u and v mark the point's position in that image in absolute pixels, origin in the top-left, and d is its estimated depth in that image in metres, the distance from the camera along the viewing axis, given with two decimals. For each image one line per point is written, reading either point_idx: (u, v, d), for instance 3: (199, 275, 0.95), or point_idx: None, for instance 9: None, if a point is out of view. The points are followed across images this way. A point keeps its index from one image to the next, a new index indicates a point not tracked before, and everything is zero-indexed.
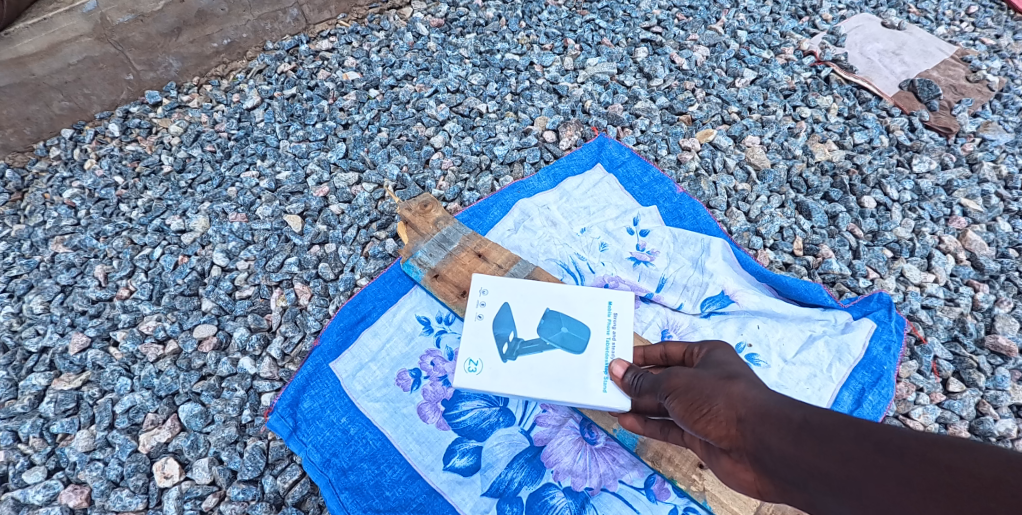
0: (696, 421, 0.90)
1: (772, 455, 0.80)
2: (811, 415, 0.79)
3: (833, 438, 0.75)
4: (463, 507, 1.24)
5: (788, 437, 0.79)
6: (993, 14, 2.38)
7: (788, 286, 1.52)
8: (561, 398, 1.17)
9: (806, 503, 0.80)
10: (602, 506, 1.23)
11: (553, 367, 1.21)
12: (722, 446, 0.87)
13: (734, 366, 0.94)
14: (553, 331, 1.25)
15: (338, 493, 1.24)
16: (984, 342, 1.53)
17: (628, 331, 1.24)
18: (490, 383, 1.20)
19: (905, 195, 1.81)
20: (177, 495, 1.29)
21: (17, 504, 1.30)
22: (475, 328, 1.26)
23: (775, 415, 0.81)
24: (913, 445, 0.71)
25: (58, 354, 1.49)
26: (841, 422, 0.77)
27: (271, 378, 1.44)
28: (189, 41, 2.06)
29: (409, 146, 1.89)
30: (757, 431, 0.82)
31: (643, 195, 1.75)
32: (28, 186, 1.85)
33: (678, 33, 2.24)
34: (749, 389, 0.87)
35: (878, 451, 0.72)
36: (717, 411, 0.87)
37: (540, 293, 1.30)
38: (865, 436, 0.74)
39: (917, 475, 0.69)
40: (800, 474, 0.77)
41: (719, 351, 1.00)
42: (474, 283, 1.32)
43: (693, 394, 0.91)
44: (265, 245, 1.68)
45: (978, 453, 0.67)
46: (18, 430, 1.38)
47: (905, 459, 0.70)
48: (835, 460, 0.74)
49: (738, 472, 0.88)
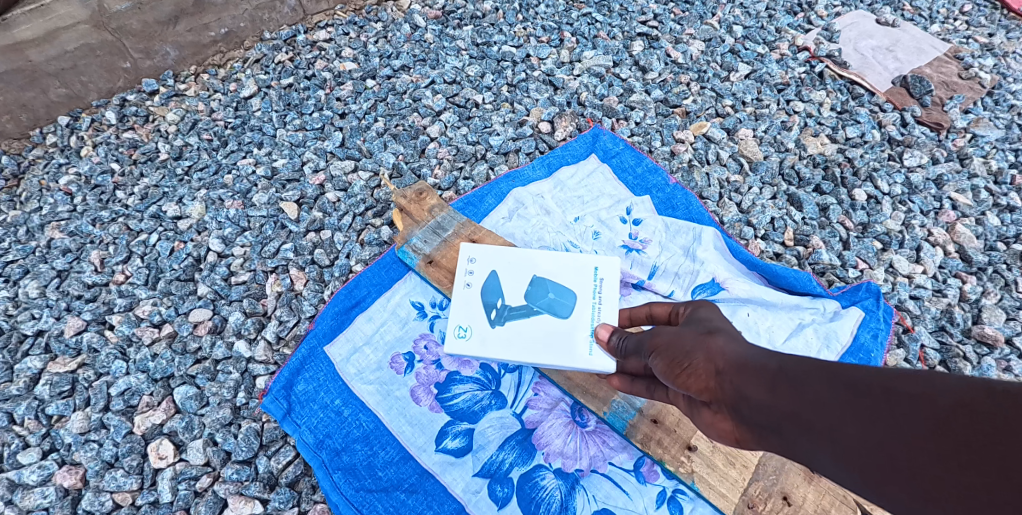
0: (677, 377, 0.92)
1: (749, 402, 0.81)
2: (785, 362, 0.81)
3: (805, 381, 0.77)
4: (454, 488, 1.25)
5: (762, 384, 0.80)
6: (986, 13, 2.40)
7: (778, 274, 1.54)
8: (548, 361, 1.21)
9: (783, 449, 0.81)
10: (592, 487, 1.25)
11: (540, 333, 1.23)
12: (703, 399, 0.89)
13: (717, 322, 0.95)
14: (539, 297, 1.27)
15: (331, 474, 1.25)
16: (971, 333, 1.56)
17: (613, 297, 1.27)
18: (479, 349, 1.22)
19: (896, 188, 1.82)
20: (172, 475, 1.30)
21: (11, 485, 1.30)
22: (464, 296, 1.28)
23: (751, 365, 0.83)
24: (878, 380, 0.72)
25: (53, 337, 1.49)
26: (813, 367, 0.78)
27: (266, 361, 1.45)
28: (186, 30, 2.06)
29: (405, 136, 1.90)
30: (734, 382, 0.84)
31: (637, 186, 1.76)
32: (24, 172, 1.85)
33: (674, 28, 2.26)
34: (728, 344, 0.88)
35: (846, 388, 0.74)
36: (697, 366, 0.89)
37: (526, 261, 1.33)
38: (834, 375, 0.76)
39: (882, 406, 0.70)
40: (775, 419, 0.79)
41: (703, 308, 1.00)
42: (462, 252, 1.35)
43: (674, 350, 0.93)
44: (260, 232, 1.69)
45: (940, 380, 0.68)
46: (13, 412, 1.39)
47: (872, 393, 0.71)
48: (805, 400, 0.76)
49: (719, 424, 0.90)
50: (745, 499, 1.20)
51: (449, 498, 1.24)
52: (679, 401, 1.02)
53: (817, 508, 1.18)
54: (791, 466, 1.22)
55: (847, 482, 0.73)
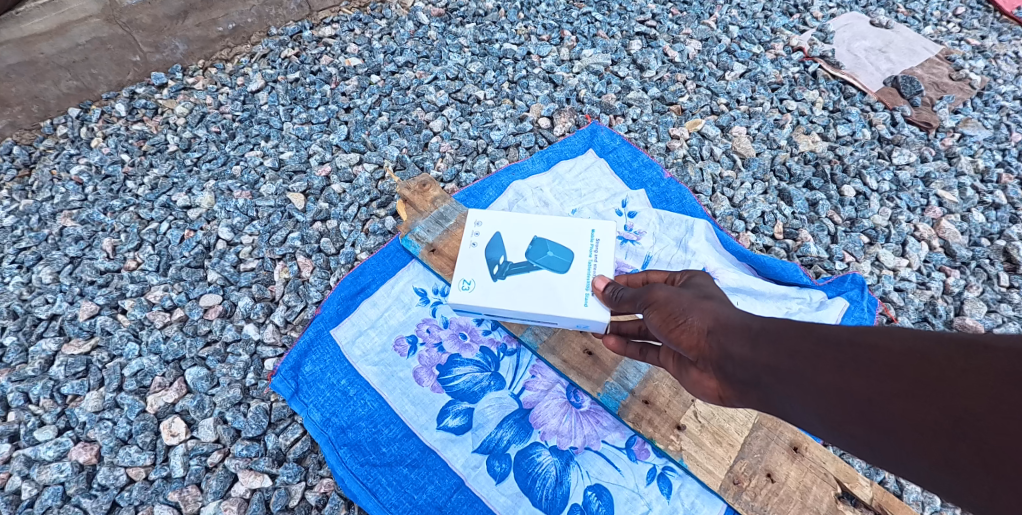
0: (671, 331, 1.00)
1: (732, 359, 0.91)
2: (767, 322, 0.90)
3: (782, 338, 0.87)
4: (454, 463, 1.31)
5: (746, 342, 0.89)
6: (979, 17, 2.46)
7: (765, 265, 1.61)
8: (545, 311, 1.27)
9: (762, 401, 0.90)
10: (585, 463, 1.31)
11: (539, 287, 1.30)
12: (691, 356, 0.98)
13: (711, 289, 1.05)
14: (539, 255, 1.33)
15: (337, 449, 1.31)
16: (952, 323, 1.63)
17: (609, 255, 1.32)
18: (481, 299, 1.30)
19: (883, 185, 1.88)
20: (184, 451, 1.36)
21: (28, 461, 1.35)
22: (469, 254, 1.35)
23: (737, 326, 0.92)
24: (846, 335, 0.82)
25: (67, 320, 1.55)
26: (792, 328, 0.87)
27: (274, 343, 1.51)
28: (194, 25, 2.11)
29: (408, 130, 1.96)
30: (721, 341, 0.93)
31: (632, 179, 1.82)
32: (35, 162, 1.90)
33: (671, 28, 2.31)
34: (720, 307, 0.98)
35: (818, 343, 0.83)
36: (690, 324, 0.98)
37: (528, 224, 1.39)
38: (809, 333, 0.85)
39: (848, 358, 0.79)
40: (755, 372, 0.88)
41: (698, 276, 1.10)
42: (470, 216, 1.42)
43: (671, 307, 1.01)
44: (268, 221, 1.74)
45: (900, 334, 0.77)
46: (29, 391, 1.44)
47: (840, 346, 0.81)
48: (783, 354, 0.85)
49: (704, 381, 1.00)
50: (731, 476, 1.26)
51: (450, 473, 1.30)
52: (669, 361, 1.12)
53: (799, 485, 1.25)
54: (775, 445, 1.28)
55: (814, 424, 0.82)
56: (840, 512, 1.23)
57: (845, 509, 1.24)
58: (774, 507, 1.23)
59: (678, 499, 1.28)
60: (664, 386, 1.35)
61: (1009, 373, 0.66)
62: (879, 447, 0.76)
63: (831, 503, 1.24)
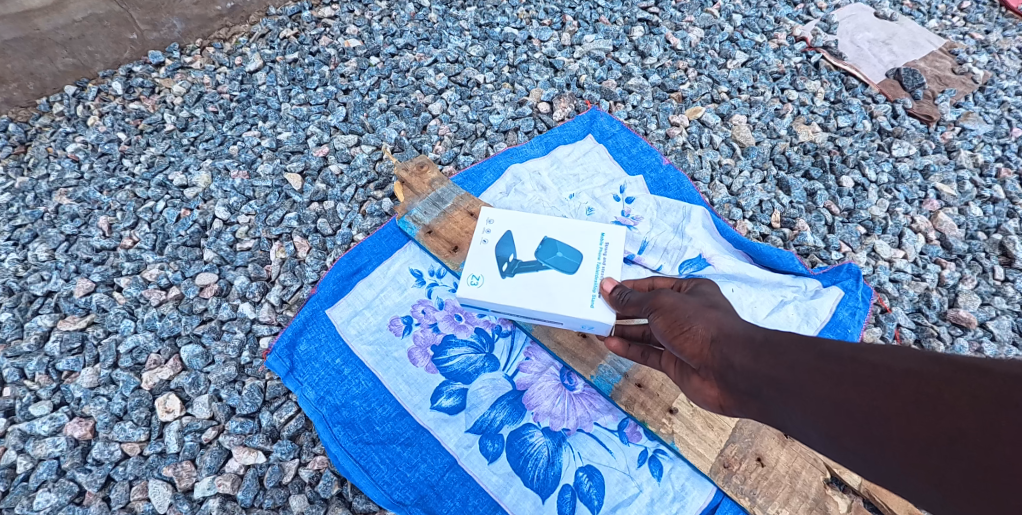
0: (674, 338, 1.00)
1: (734, 369, 0.90)
2: (770, 334, 0.90)
3: (785, 350, 0.86)
4: (448, 443, 1.33)
5: (748, 353, 0.89)
6: (985, 10, 2.43)
7: (763, 254, 1.62)
8: (552, 310, 1.27)
9: (761, 411, 0.89)
10: (577, 444, 1.33)
11: (546, 286, 1.30)
12: (694, 364, 0.98)
13: (717, 298, 1.05)
14: (548, 255, 1.33)
15: (331, 427, 1.32)
16: (946, 315, 1.63)
17: (617, 256, 1.32)
18: (489, 295, 1.30)
19: (882, 176, 1.88)
20: (179, 427, 1.36)
21: (22, 435, 1.35)
22: (480, 251, 1.35)
23: (741, 336, 0.92)
24: (846, 350, 0.80)
25: (63, 297, 1.54)
26: (795, 341, 0.86)
27: (269, 322, 1.51)
28: (193, 3, 2.09)
29: (407, 113, 1.95)
30: (723, 351, 0.92)
31: (631, 165, 1.83)
32: (31, 140, 1.88)
33: (674, 15, 2.29)
34: (725, 317, 0.97)
35: (820, 358, 0.82)
36: (695, 331, 0.97)
37: (539, 222, 1.38)
38: (810, 347, 0.84)
39: (849, 372, 0.78)
40: (756, 383, 0.87)
41: (705, 284, 1.10)
42: (481, 213, 1.41)
43: (676, 313, 1.01)
44: (265, 201, 1.74)
45: (900, 352, 0.76)
46: (24, 367, 1.43)
47: (841, 362, 0.79)
48: (785, 367, 0.84)
49: (705, 390, 1.00)
50: (721, 459, 1.28)
51: (442, 452, 1.32)
52: (671, 367, 1.12)
53: (788, 470, 1.27)
54: (766, 430, 1.30)
55: (813, 438, 0.81)
56: (828, 496, 1.26)
57: (833, 493, 1.26)
58: (763, 490, 1.25)
59: (669, 481, 1.29)
60: (658, 371, 1.36)
61: (1005, 395, 0.66)
62: (874, 463, 0.75)
63: (820, 488, 1.26)
